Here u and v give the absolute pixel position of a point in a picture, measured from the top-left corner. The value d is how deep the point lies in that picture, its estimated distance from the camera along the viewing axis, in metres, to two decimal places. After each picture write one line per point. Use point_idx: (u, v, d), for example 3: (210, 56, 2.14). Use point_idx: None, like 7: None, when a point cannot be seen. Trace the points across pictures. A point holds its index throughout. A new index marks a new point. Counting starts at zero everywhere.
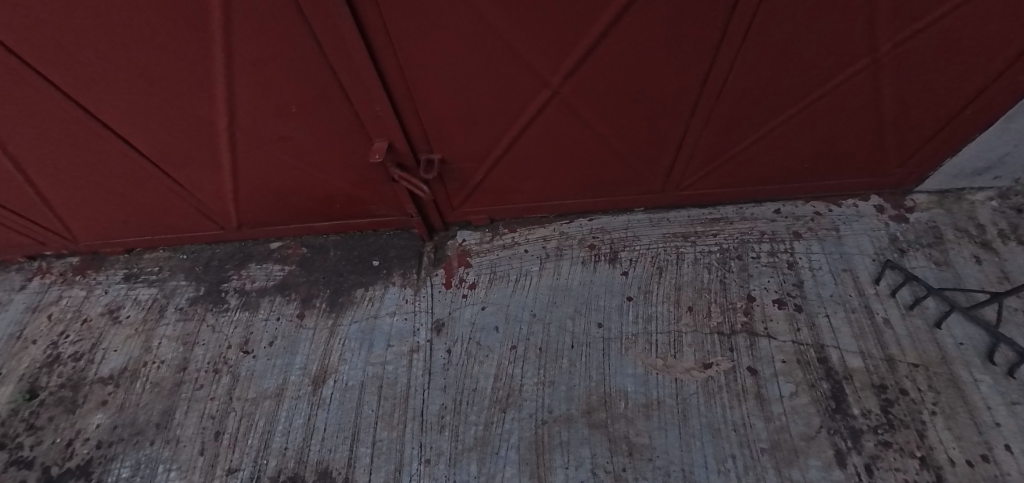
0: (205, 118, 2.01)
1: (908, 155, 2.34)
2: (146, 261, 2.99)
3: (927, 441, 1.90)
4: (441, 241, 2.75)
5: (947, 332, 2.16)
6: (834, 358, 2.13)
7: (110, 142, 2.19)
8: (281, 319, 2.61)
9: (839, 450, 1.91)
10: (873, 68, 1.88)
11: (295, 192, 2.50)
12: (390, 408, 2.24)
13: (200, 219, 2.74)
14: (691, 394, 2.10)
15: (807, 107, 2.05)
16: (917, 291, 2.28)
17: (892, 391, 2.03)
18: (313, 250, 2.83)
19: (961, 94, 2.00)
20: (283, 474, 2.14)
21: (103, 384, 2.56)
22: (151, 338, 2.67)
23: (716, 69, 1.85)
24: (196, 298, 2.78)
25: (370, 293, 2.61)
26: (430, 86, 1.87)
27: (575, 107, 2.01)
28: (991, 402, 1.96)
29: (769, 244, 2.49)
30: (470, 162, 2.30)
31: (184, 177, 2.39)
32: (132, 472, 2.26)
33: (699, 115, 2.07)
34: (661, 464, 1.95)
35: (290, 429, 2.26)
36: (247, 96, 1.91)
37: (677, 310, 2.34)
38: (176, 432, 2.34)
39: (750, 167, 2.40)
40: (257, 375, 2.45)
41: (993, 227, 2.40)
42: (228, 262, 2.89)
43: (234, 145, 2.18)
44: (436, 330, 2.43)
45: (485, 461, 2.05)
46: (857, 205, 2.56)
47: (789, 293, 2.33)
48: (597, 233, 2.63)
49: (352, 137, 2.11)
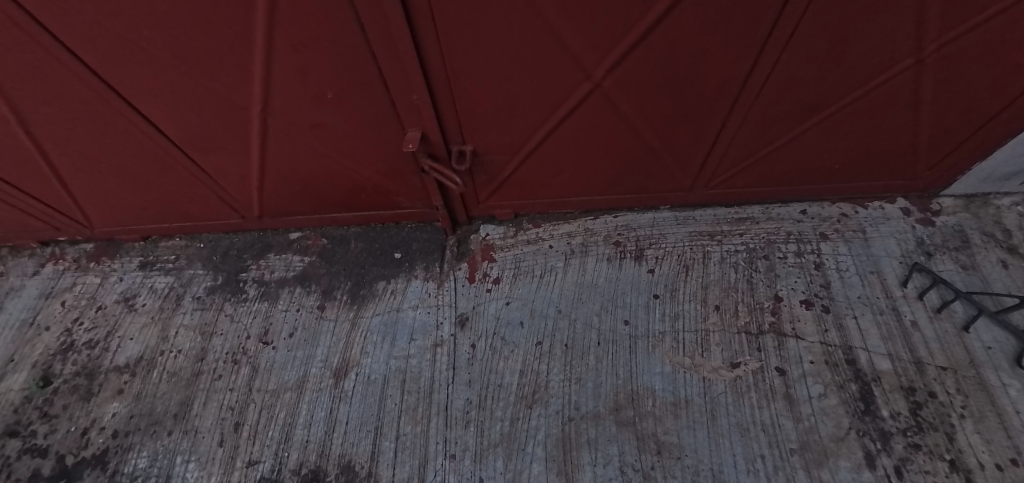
0: (237, 102, 1.99)
1: (939, 158, 2.34)
2: (162, 249, 2.96)
3: (956, 444, 1.90)
4: (464, 235, 2.73)
5: (975, 335, 2.15)
6: (863, 360, 2.12)
7: (137, 125, 2.16)
8: (301, 310, 2.59)
9: (869, 452, 1.90)
10: (916, 68, 1.88)
11: (320, 182, 2.48)
12: (414, 402, 2.22)
13: (220, 207, 2.71)
14: (719, 394, 2.09)
15: (845, 106, 2.04)
16: (945, 294, 2.27)
17: (921, 394, 2.02)
18: (334, 241, 2.80)
19: (999, 97, 2.00)
20: (305, 467, 2.12)
21: (119, 373, 2.52)
22: (168, 327, 2.64)
23: (760, 65, 1.83)
24: (214, 288, 2.75)
25: (392, 286, 2.59)
26: (470, 75, 1.85)
27: (613, 101, 1.99)
28: (1020, 407, 1.96)
29: (796, 244, 2.49)
30: (500, 155, 2.28)
31: (209, 163, 2.36)
32: (149, 463, 2.23)
33: (737, 113, 2.06)
34: (690, 464, 1.93)
35: (311, 422, 2.23)
36: (283, 82, 1.89)
37: (704, 309, 2.33)
38: (195, 423, 2.31)
39: (781, 166, 2.39)
40: (278, 366, 2.42)
41: (1020, 232, 2.39)
42: (246, 252, 2.86)
43: (264, 131, 2.15)
44: (460, 325, 2.41)
45: (511, 457, 2.03)
46: (884, 207, 2.55)
47: (816, 293, 2.33)
48: (622, 230, 2.62)
49: (385, 127, 2.08)
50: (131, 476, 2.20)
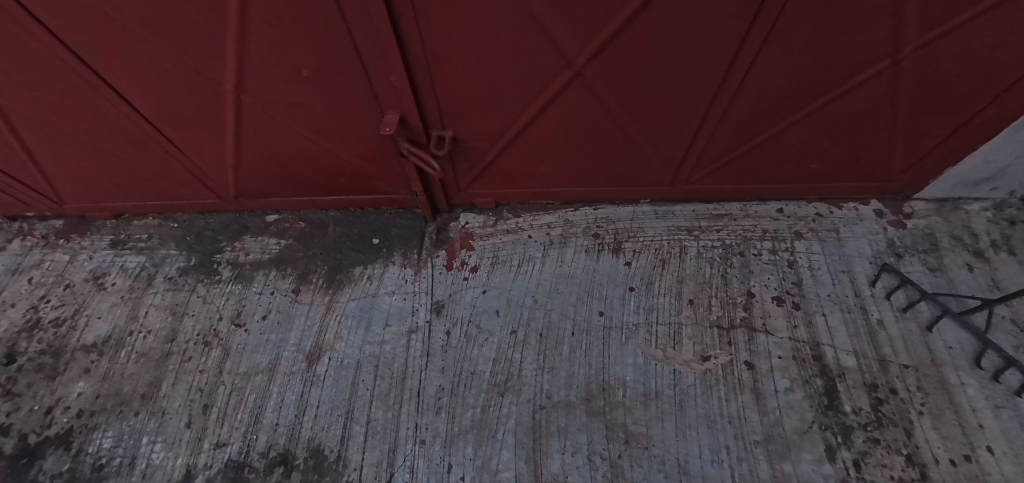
0: (212, 77, 1.95)
1: (913, 162, 2.38)
2: (135, 228, 2.90)
3: (914, 439, 1.95)
4: (444, 223, 2.72)
5: (938, 335, 2.21)
6: (829, 356, 2.17)
7: (107, 98, 2.10)
8: (275, 293, 2.56)
9: (830, 445, 1.95)
10: (892, 70, 1.91)
11: (298, 163, 2.44)
12: (387, 387, 2.21)
13: (195, 186, 2.65)
14: (689, 386, 2.12)
15: (823, 106, 2.07)
16: (911, 295, 2.32)
17: (883, 390, 2.08)
18: (312, 225, 2.77)
19: (972, 103, 2.04)
20: (274, 450, 2.10)
21: (86, 352, 2.47)
22: (138, 307, 2.59)
23: (740, 61, 1.85)
24: (188, 268, 2.70)
25: (369, 272, 2.57)
26: (451, 59, 1.83)
27: (595, 91, 2.00)
28: (976, 405, 2.02)
29: (771, 242, 2.52)
30: (482, 142, 2.27)
31: (183, 140, 2.31)
32: (115, 443, 2.19)
33: (717, 108, 2.08)
34: (657, 453, 1.96)
35: (281, 406, 2.22)
36: (259, 58, 1.85)
37: (679, 302, 2.35)
38: (163, 404, 2.27)
39: (760, 164, 2.42)
40: (250, 349, 2.39)
41: (987, 237, 2.45)
42: (222, 233, 2.81)
43: (240, 109, 2.11)
44: (436, 312, 2.41)
45: (482, 444, 2.04)
46: (858, 209, 2.60)
47: (788, 290, 2.36)
48: (602, 223, 2.63)
49: (364, 108, 2.06)
50: (95, 456, 2.16)
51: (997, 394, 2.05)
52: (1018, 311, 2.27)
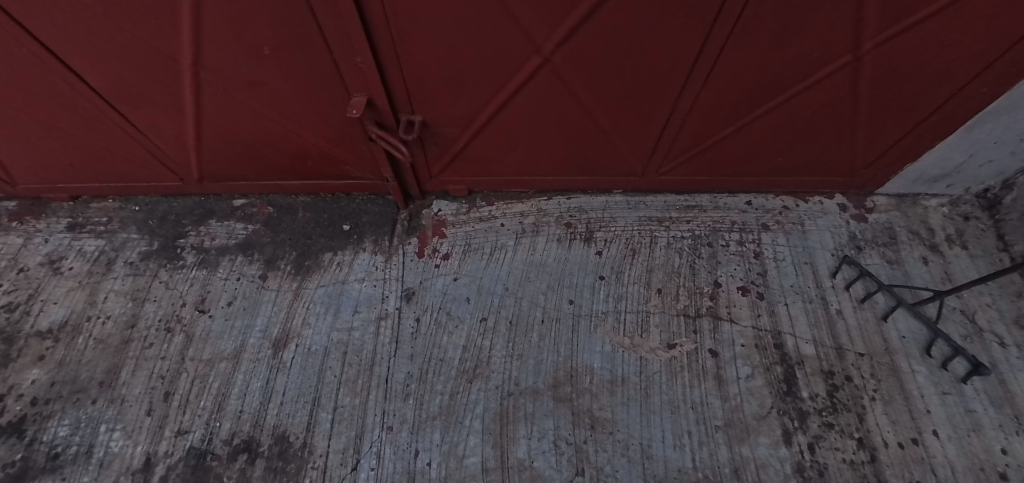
0: (169, 53, 1.88)
1: (874, 157, 2.45)
2: (94, 210, 2.79)
3: (865, 424, 2.04)
4: (416, 210, 2.69)
5: (892, 324, 2.30)
6: (790, 345, 2.23)
7: (58, 72, 2.01)
8: (241, 279, 2.50)
9: (786, 429, 2.02)
10: (854, 65, 1.95)
11: (264, 145, 2.38)
12: (354, 374, 2.20)
13: (156, 167, 2.57)
14: (654, 373, 2.16)
15: (788, 99, 2.11)
16: (869, 286, 2.40)
17: (839, 377, 2.15)
18: (280, 210, 2.71)
19: (929, 100, 2.11)
20: (238, 437, 2.07)
21: (40, 338, 2.37)
22: (97, 292, 2.50)
23: (707, 52, 1.87)
24: (150, 253, 2.62)
25: (339, 258, 2.54)
26: (418, 41, 1.80)
27: (565, 78, 1.99)
28: (924, 391, 2.12)
29: (738, 233, 2.57)
30: (453, 127, 2.25)
31: (141, 118, 2.24)
32: (71, 431, 2.13)
33: (685, 99, 2.10)
34: (621, 438, 2.00)
35: (246, 392, 2.18)
36: (218, 34, 1.79)
37: (647, 292, 2.39)
38: (122, 391, 2.21)
39: (729, 156, 2.46)
40: (214, 335, 2.34)
41: (942, 231, 2.55)
42: (186, 217, 2.73)
43: (200, 87, 2.04)
44: (406, 299, 2.39)
45: (449, 429, 2.05)
46: (823, 202, 2.66)
47: (753, 280, 2.42)
48: (574, 212, 2.64)
49: (331, 89, 2.02)
50: (50, 444, 2.10)
51: (944, 381, 2.15)
52: (967, 302, 2.37)
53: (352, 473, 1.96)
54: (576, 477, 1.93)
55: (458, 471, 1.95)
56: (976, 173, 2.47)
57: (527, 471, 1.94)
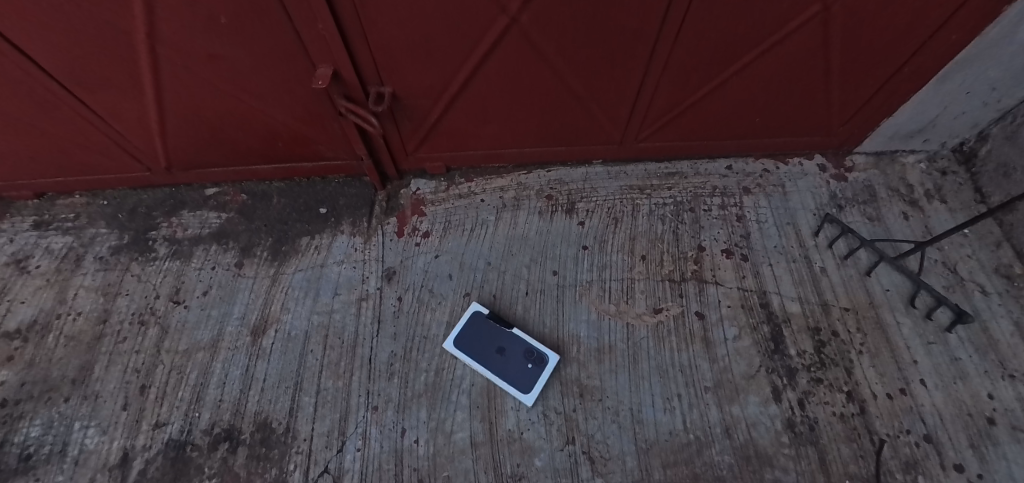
0: (121, 27, 1.80)
1: (851, 114, 2.45)
2: (60, 207, 2.69)
3: (853, 377, 2.04)
4: (394, 190, 2.64)
5: (876, 279, 2.30)
6: (775, 303, 2.22)
7: (6, 55, 1.92)
8: (216, 268, 2.43)
9: (776, 387, 2.02)
10: (823, 15, 1.94)
11: (231, 127, 2.32)
12: (337, 356, 2.14)
13: (123, 157, 2.50)
14: (641, 339, 2.14)
15: (760, 56, 2.09)
16: (852, 243, 2.39)
17: (825, 333, 2.15)
18: (255, 197, 2.64)
19: (899, 51, 2.11)
20: (218, 426, 2.02)
21: (7, 339, 2.28)
22: (66, 289, 2.41)
23: (674, 8, 1.84)
24: (120, 247, 2.54)
25: (316, 242, 2.48)
26: (379, 5, 1.75)
27: (533, 41, 1.96)
28: (910, 343, 2.13)
29: (720, 197, 2.55)
30: (424, 99, 2.21)
31: (101, 103, 2.17)
32: (43, 431, 2.05)
33: (658, 59, 2.07)
34: (611, 405, 1.99)
35: (226, 381, 2.12)
36: (170, 4, 1.72)
37: (631, 259, 2.36)
38: (96, 388, 2.13)
39: (705, 118, 2.44)
40: (190, 326, 2.27)
41: (921, 187, 2.56)
42: (157, 209, 2.65)
43: (158, 64, 1.98)
44: (387, 279, 2.34)
45: (435, 406, 2.01)
46: (802, 164, 2.66)
47: (737, 243, 2.40)
48: (555, 185, 2.60)
49: (295, 62, 1.97)
50: (22, 445, 2.02)
51: (929, 332, 2.16)
52: (948, 254, 2.38)
53: (338, 455, 1.92)
54: (566, 446, 1.91)
55: (446, 447, 1.92)
56: (951, 126, 2.47)
57: (517, 443, 1.92)
